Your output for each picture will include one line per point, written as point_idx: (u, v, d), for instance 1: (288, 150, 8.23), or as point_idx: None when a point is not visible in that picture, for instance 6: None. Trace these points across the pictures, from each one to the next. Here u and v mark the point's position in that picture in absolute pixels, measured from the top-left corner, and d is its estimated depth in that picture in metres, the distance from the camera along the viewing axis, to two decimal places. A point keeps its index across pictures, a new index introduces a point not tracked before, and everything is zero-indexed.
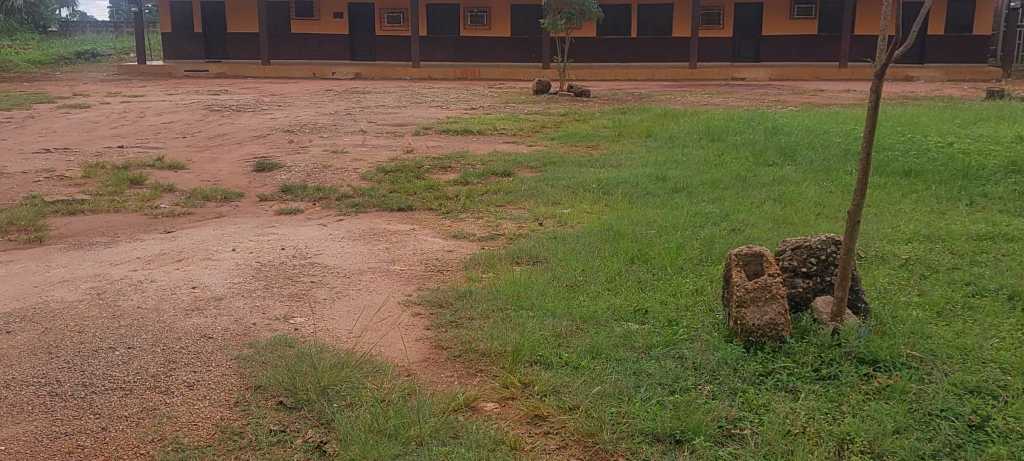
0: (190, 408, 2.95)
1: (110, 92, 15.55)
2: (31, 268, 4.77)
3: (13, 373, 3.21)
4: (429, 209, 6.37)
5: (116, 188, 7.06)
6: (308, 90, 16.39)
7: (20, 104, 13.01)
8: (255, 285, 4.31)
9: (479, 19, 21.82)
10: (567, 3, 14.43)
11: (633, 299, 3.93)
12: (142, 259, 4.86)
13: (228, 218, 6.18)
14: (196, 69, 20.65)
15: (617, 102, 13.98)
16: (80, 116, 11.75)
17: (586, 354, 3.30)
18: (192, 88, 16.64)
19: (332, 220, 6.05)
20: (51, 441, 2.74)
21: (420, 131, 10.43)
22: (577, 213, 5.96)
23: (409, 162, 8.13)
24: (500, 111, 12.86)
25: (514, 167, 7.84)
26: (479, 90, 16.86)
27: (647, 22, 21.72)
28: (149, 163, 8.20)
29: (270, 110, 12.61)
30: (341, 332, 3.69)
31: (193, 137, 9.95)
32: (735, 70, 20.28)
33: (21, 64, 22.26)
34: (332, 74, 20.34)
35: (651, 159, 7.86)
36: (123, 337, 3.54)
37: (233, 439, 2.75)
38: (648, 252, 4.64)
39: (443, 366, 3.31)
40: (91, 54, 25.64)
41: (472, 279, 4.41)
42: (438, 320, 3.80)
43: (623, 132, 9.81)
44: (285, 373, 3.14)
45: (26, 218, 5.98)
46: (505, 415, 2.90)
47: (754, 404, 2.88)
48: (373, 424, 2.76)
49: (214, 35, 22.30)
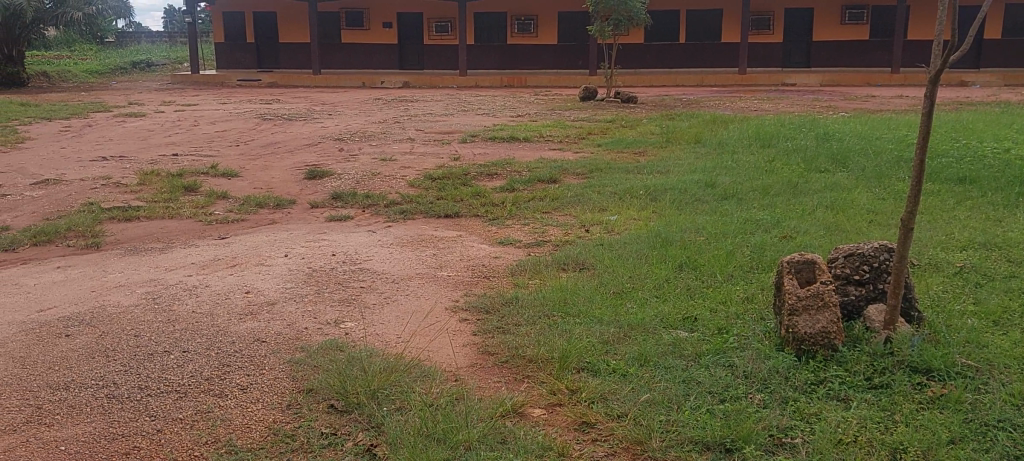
0: (244, 410, 3.01)
1: (165, 102, 15.85)
2: (90, 273, 4.89)
3: (72, 374, 3.30)
4: (476, 215, 6.41)
5: (171, 195, 7.19)
6: (357, 99, 16.57)
7: (78, 113, 13.31)
8: (307, 290, 4.38)
9: (526, 27, 21.87)
10: (614, 9, 14.34)
11: (682, 306, 3.90)
12: (197, 265, 4.95)
13: (280, 224, 6.28)
14: (249, 78, 21.00)
15: (664, 108, 13.92)
16: (135, 125, 11.99)
17: (634, 361, 3.29)
18: (245, 97, 16.93)
19: (381, 226, 6.11)
20: (109, 442, 2.81)
21: (468, 138, 10.49)
22: (623, 219, 5.95)
23: (456, 169, 8.18)
24: (546, 117, 12.88)
25: (560, 174, 7.84)
26: (526, 97, 16.91)
27: (695, 27, 21.58)
28: (203, 170, 8.35)
29: (320, 119, 12.76)
30: (389, 337, 3.73)
31: (247, 146, 10.11)
32: (785, 76, 20.03)
33: (79, 74, 22.82)
34: (381, 84, 20.55)
35: (699, 165, 7.81)
36: (177, 341, 3.62)
37: (285, 442, 2.79)
38: (697, 259, 4.62)
39: (491, 372, 3.34)
40: (146, 63, 26.17)
41: (520, 284, 4.44)
42: (485, 325, 3.82)
43: (670, 138, 9.77)
44: (336, 377, 3.17)
45: (84, 225, 6.12)
46: (553, 421, 2.91)
47: (805, 413, 2.85)
48: (423, 429, 2.78)
49: (265, 45, 22.66)
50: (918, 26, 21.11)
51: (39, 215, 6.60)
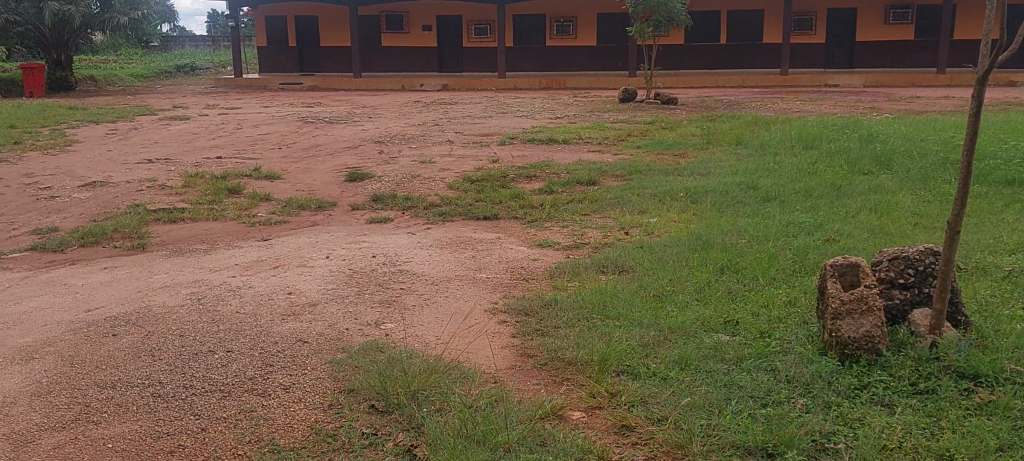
0: (287, 410, 3.04)
1: (209, 105, 16.09)
2: (136, 273, 4.98)
3: (119, 373, 3.36)
4: (514, 217, 6.42)
5: (215, 197, 7.29)
6: (396, 102, 16.67)
7: (123, 117, 13.55)
8: (348, 291, 4.42)
9: (565, 28, 21.86)
10: (654, 10, 14.28)
11: (723, 310, 3.87)
12: (240, 266, 5.02)
13: (321, 226, 6.34)
14: (290, 81, 21.23)
15: (704, 109, 13.83)
16: (180, 128, 12.19)
17: (675, 365, 3.27)
18: (287, 100, 17.12)
19: (420, 228, 6.15)
20: (154, 440, 2.86)
21: (507, 140, 10.50)
22: (663, 222, 5.92)
23: (495, 171, 8.20)
24: (585, 119, 12.86)
25: (600, 176, 7.83)
26: (565, 99, 16.90)
27: (736, 28, 21.42)
28: (246, 173, 8.46)
29: (360, 122, 12.87)
30: (428, 338, 3.75)
31: (288, 148, 10.23)
32: (828, 77, 19.79)
33: (125, 78, 23.23)
34: (420, 87, 20.67)
35: (740, 167, 7.74)
36: (222, 341, 3.67)
37: (327, 442, 2.82)
38: (739, 262, 4.59)
39: (530, 374, 3.34)
40: (190, 67, 26.57)
41: (559, 287, 4.44)
42: (525, 328, 3.83)
43: (711, 139, 9.71)
44: (377, 377, 3.20)
45: (130, 226, 6.23)
46: (593, 424, 2.91)
47: (848, 418, 2.82)
48: (462, 430, 2.80)
49: (307, 49, 22.89)
50: (964, 26, 20.74)
51: (87, 217, 6.73)
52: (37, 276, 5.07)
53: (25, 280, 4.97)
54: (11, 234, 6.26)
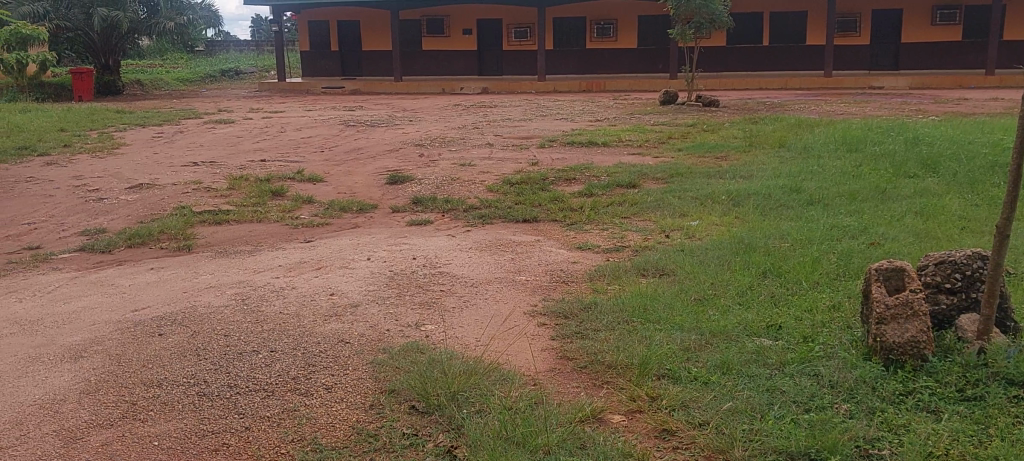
0: (328, 409, 3.08)
1: (253, 109, 16.30)
2: (182, 274, 5.07)
3: (165, 372, 3.41)
4: (554, 220, 6.42)
5: (258, 199, 7.40)
6: (437, 105, 16.76)
7: (170, 120, 13.78)
8: (389, 293, 4.45)
9: (606, 31, 21.82)
10: (696, 12, 14.20)
11: (766, 314, 3.84)
12: (284, 267, 5.09)
13: (363, 228, 6.39)
14: (333, 85, 21.42)
15: (747, 112, 13.72)
16: (225, 131, 12.36)
17: (716, 369, 3.25)
18: (330, 104, 17.29)
19: (460, 231, 6.17)
20: (199, 438, 2.91)
21: (546, 143, 10.51)
22: (705, 225, 5.89)
23: (535, 174, 8.21)
24: (625, 122, 12.82)
25: (640, 179, 7.80)
26: (605, 102, 16.87)
27: (778, 30, 21.22)
28: (289, 176, 8.57)
29: (401, 125, 12.96)
30: (468, 340, 3.77)
31: (330, 151, 10.32)
32: (872, 79, 19.51)
33: (171, 82, 23.64)
34: (460, 90, 20.75)
35: (783, 170, 7.66)
36: (265, 341, 3.72)
37: (369, 441, 2.85)
38: (782, 266, 4.55)
39: (570, 377, 3.34)
40: (235, 71, 26.96)
41: (598, 290, 4.44)
42: (565, 330, 3.83)
43: (753, 142, 9.63)
44: (417, 378, 3.22)
45: (176, 227, 6.34)
46: (633, 427, 2.91)
47: (893, 424, 2.78)
48: (502, 431, 2.81)
49: (349, 53, 23.10)
50: (1014, 26, 20.34)
51: (135, 218, 6.85)
52: (86, 276, 5.18)
53: (74, 280, 5.08)
54: (61, 235, 6.40)
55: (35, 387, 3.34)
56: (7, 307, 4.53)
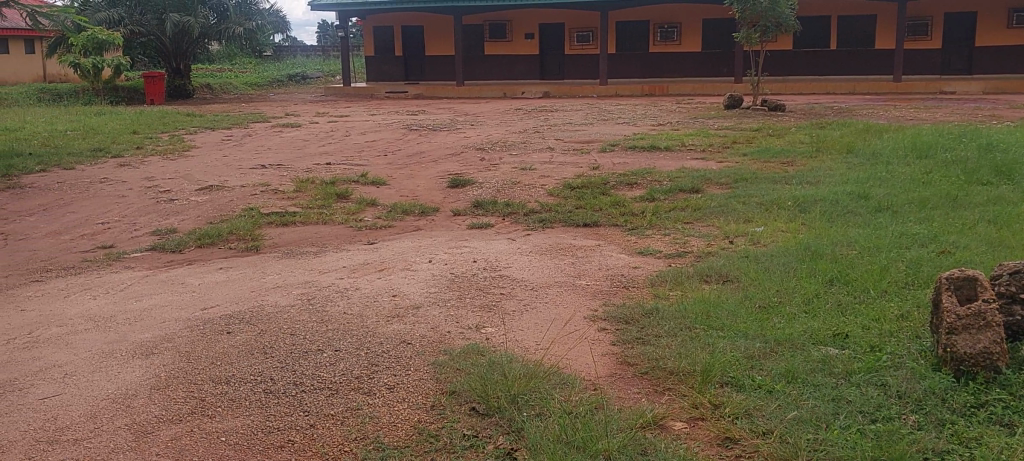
0: (391, 409, 3.12)
1: (318, 113, 16.57)
2: (249, 274, 5.18)
3: (233, 370, 3.49)
4: (615, 224, 6.41)
5: (324, 201, 7.52)
6: (498, 109, 16.83)
7: (239, 124, 14.07)
8: (450, 295, 4.49)
9: (669, 35, 21.67)
10: (762, 16, 14.03)
11: (832, 323, 3.77)
12: (348, 268, 5.17)
13: (424, 231, 6.46)
14: (396, 90, 21.65)
15: (814, 117, 13.51)
16: (291, 135, 12.58)
17: (781, 378, 3.21)
18: (393, 108, 17.49)
19: (520, 234, 6.20)
20: (265, 435, 2.97)
21: (608, 147, 10.48)
22: (770, 231, 5.82)
23: (596, 178, 8.19)
24: (689, 126, 12.71)
25: (703, 184, 7.73)
26: (668, 106, 16.74)
27: (847, 33, 20.86)
28: (354, 179, 8.69)
29: (463, 129, 13.04)
30: (529, 343, 3.78)
31: (394, 155, 10.44)
32: (944, 83, 19.06)
33: (240, 86, 24.17)
34: (522, 94, 20.80)
35: (851, 176, 7.53)
36: (330, 340, 3.78)
37: (430, 441, 2.89)
38: (849, 274, 4.47)
39: (631, 382, 3.33)
40: (301, 76, 27.41)
41: (660, 295, 4.41)
42: (625, 335, 3.82)
43: (821, 147, 9.47)
44: (477, 380, 3.24)
45: (245, 228, 6.48)
46: (695, 435, 2.89)
47: (964, 437, 2.72)
48: (563, 435, 2.81)
49: (413, 58, 23.32)
50: None
51: (204, 219, 7.02)
52: (157, 274, 5.32)
53: (146, 278, 5.22)
54: (133, 234, 6.58)
55: (108, 382, 3.44)
56: (81, 304, 4.67)
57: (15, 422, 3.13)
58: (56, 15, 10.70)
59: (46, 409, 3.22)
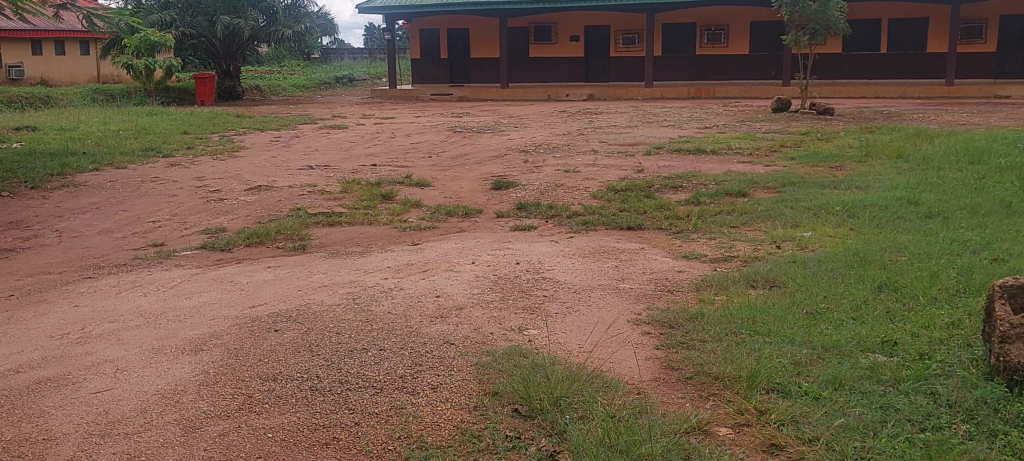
0: (435, 409, 3.14)
1: (365, 115, 16.70)
2: (297, 273, 5.25)
3: (281, 367, 3.54)
4: (659, 228, 6.38)
5: (369, 202, 7.59)
6: (543, 112, 16.83)
7: (287, 125, 14.24)
8: (494, 297, 4.51)
9: (716, 37, 21.51)
10: (811, 18, 13.85)
11: (880, 330, 3.72)
12: (392, 269, 5.21)
13: (468, 233, 6.49)
14: (441, 92, 21.76)
15: (863, 120, 13.32)
16: (338, 136, 12.71)
17: (828, 384, 3.18)
18: (438, 111, 17.58)
19: (564, 237, 6.20)
20: (311, 432, 3.01)
21: (653, 150, 10.43)
22: (818, 236, 5.75)
23: (641, 181, 8.16)
24: (735, 129, 12.60)
25: (750, 188, 7.66)
26: (715, 109, 16.61)
27: (898, 36, 20.53)
28: (399, 180, 8.76)
29: (508, 131, 13.06)
30: (572, 346, 3.78)
31: (439, 157, 10.50)
32: (998, 88, 18.68)
33: (288, 88, 24.47)
34: (566, 96, 20.76)
35: (901, 181, 7.41)
36: (375, 340, 3.81)
37: (473, 442, 2.90)
38: (898, 280, 4.40)
39: (674, 387, 3.32)
40: (347, 78, 27.66)
41: (705, 300, 4.39)
42: (670, 340, 3.80)
43: (870, 152, 9.33)
44: (521, 381, 3.25)
45: (292, 228, 6.57)
46: (740, 441, 2.87)
47: (1017, 449, 2.67)
48: (605, 439, 2.80)
49: (458, 60, 23.41)
50: None
51: (253, 218, 7.13)
52: (206, 273, 5.41)
53: (196, 276, 5.32)
54: (183, 233, 6.70)
55: (159, 377, 3.52)
56: (133, 300, 4.78)
57: (70, 415, 3.21)
58: (111, 17, 10.93)
59: (99, 403, 3.30)
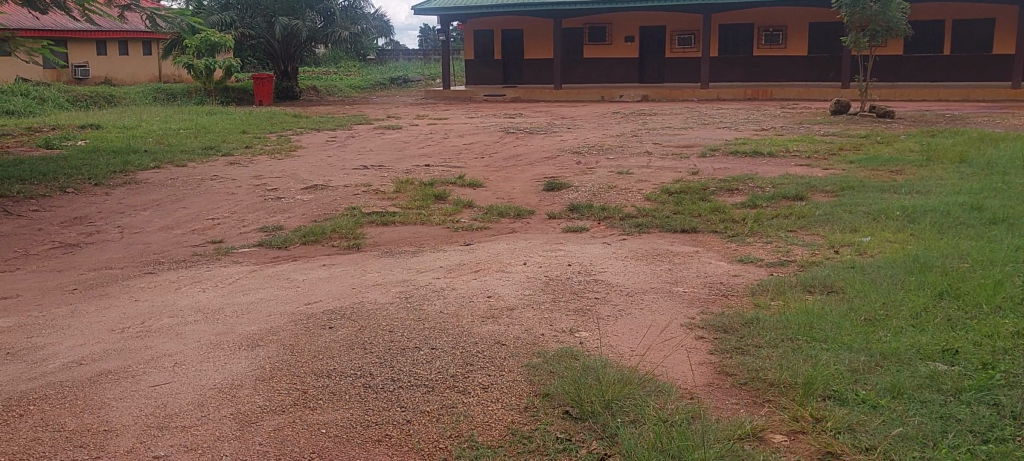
0: (486, 409, 3.15)
1: (418, 115, 16.81)
2: (351, 271, 5.31)
3: (335, 363, 3.59)
4: (714, 231, 6.31)
5: (423, 202, 7.64)
6: (596, 113, 16.77)
7: (342, 125, 14.38)
8: (545, 298, 4.50)
9: (774, 38, 21.25)
10: (872, 20, 13.59)
11: (941, 338, 3.63)
12: (445, 268, 5.24)
13: (520, 233, 6.50)
14: (494, 93, 21.80)
15: (925, 124, 13.04)
16: (393, 137, 12.81)
17: (886, 393, 3.11)
18: (491, 111, 17.62)
19: (616, 239, 6.17)
20: (364, 428, 3.03)
21: (708, 153, 10.32)
22: (877, 241, 5.64)
23: (695, 183, 8.09)
24: (793, 132, 12.41)
25: (808, 191, 7.55)
26: (771, 111, 16.38)
27: (962, 38, 20.06)
28: (452, 180, 8.80)
29: (561, 132, 13.03)
30: (624, 349, 3.76)
31: (492, 158, 10.52)
32: None
33: (344, 89, 24.73)
34: (620, 97, 20.66)
35: (963, 186, 7.23)
36: (426, 339, 3.83)
37: (523, 443, 2.90)
38: (960, 288, 4.29)
39: (728, 393, 3.28)
40: (402, 79, 27.89)
41: (760, 305, 4.33)
42: (724, 345, 3.76)
43: (932, 156, 9.11)
44: (571, 383, 3.25)
45: (347, 227, 6.64)
46: (795, 449, 2.82)
47: None
48: (657, 443, 2.78)
49: (512, 61, 23.45)
50: None
51: (308, 217, 7.21)
52: (263, 270, 5.49)
53: (253, 273, 5.40)
54: (241, 231, 6.81)
55: (216, 372, 3.58)
56: (191, 296, 4.87)
57: (130, 407, 3.28)
58: (173, 17, 11.16)
59: (157, 396, 3.37)
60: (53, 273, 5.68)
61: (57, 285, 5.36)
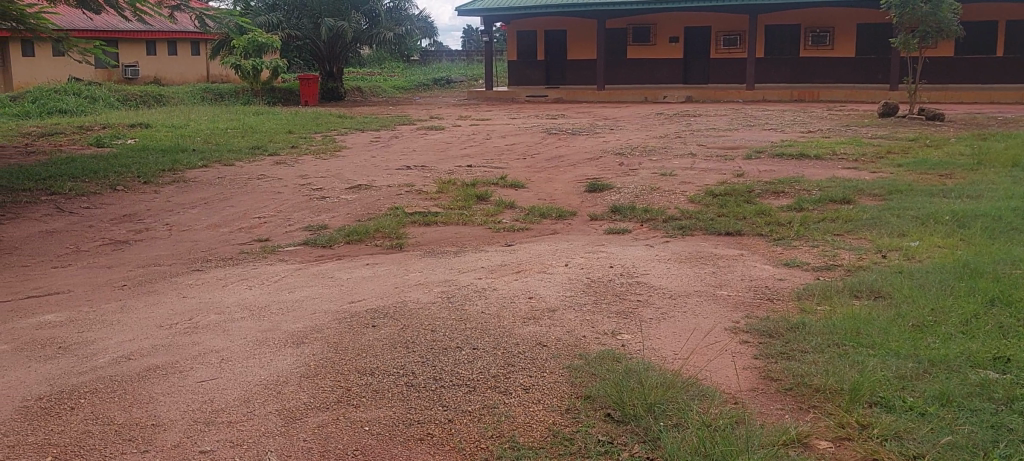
0: (527, 409, 3.15)
1: (461, 116, 16.88)
2: (394, 270, 5.35)
3: (378, 362, 3.61)
4: (759, 234, 6.25)
5: (465, 203, 7.66)
6: (639, 114, 16.69)
7: (386, 126, 14.47)
8: (587, 300, 4.50)
9: (821, 39, 21.00)
10: (922, 21, 13.34)
11: (992, 345, 3.56)
12: (487, 269, 5.25)
13: (562, 235, 6.49)
14: (537, 94, 21.82)
15: (976, 127, 12.77)
16: (436, 137, 12.87)
17: (935, 400, 3.06)
18: (534, 112, 17.61)
19: (659, 241, 6.14)
20: (406, 427, 3.05)
21: (753, 154, 10.22)
22: (926, 246, 5.54)
23: (740, 185, 8.02)
24: (839, 134, 12.23)
25: (854, 194, 7.45)
26: (818, 113, 16.16)
27: (1015, 39, 19.63)
28: (494, 181, 8.81)
29: (604, 134, 12.99)
30: (667, 353, 3.74)
31: (534, 158, 10.52)
32: None
33: (389, 90, 24.93)
34: (664, 98, 20.55)
35: (1015, 191, 7.08)
36: (468, 339, 3.84)
37: (565, 445, 2.90)
38: (1012, 294, 4.20)
39: (773, 398, 3.25)
40: (446, 80, 28.02)
41: (806, 309, 4.28)
42: (769, 349, 3.72)
43: (984, 160, 8.92)
44: (613, 386, 3.23)
45: (389, 227, 6.68)
46: (842, 456, 2.79)
47: None
48: (700, 448, 2.76)
49: (556, 62, 23.45)
50: None
51: (352, 216, 7.27)
52: (307, 268, 5.55)
53: (297, 271, 5.46)
54: (286, 229, 6.89)
55: (261, 368, 3.62)
56: (238, 293, 4.94)
57: (177, 402, 3.33)
58: (222, 18, 11.31)
59: (204, 391, 3.42)
60: (103, 269, 5.79)
61: (107, 281, 5.47)
